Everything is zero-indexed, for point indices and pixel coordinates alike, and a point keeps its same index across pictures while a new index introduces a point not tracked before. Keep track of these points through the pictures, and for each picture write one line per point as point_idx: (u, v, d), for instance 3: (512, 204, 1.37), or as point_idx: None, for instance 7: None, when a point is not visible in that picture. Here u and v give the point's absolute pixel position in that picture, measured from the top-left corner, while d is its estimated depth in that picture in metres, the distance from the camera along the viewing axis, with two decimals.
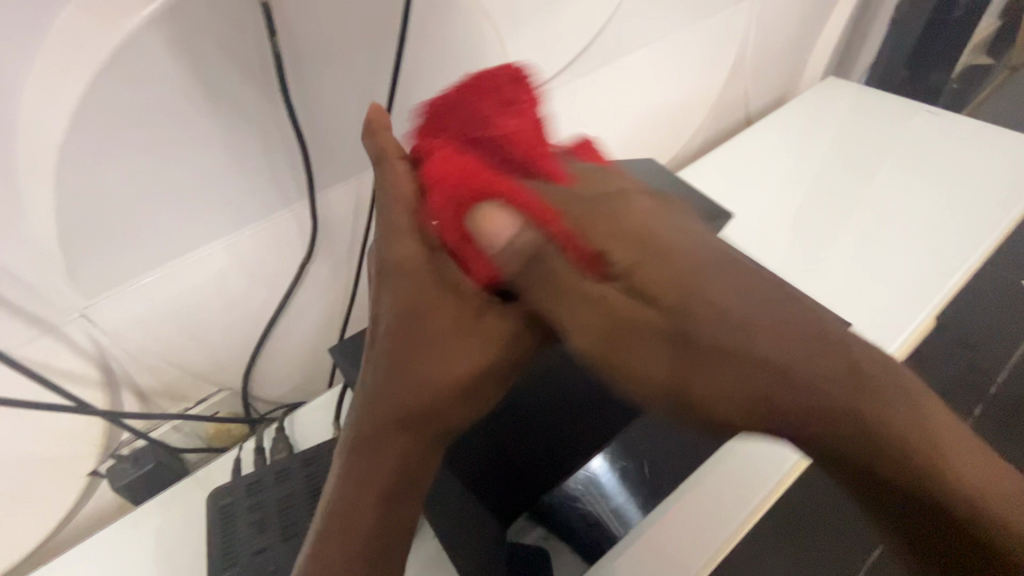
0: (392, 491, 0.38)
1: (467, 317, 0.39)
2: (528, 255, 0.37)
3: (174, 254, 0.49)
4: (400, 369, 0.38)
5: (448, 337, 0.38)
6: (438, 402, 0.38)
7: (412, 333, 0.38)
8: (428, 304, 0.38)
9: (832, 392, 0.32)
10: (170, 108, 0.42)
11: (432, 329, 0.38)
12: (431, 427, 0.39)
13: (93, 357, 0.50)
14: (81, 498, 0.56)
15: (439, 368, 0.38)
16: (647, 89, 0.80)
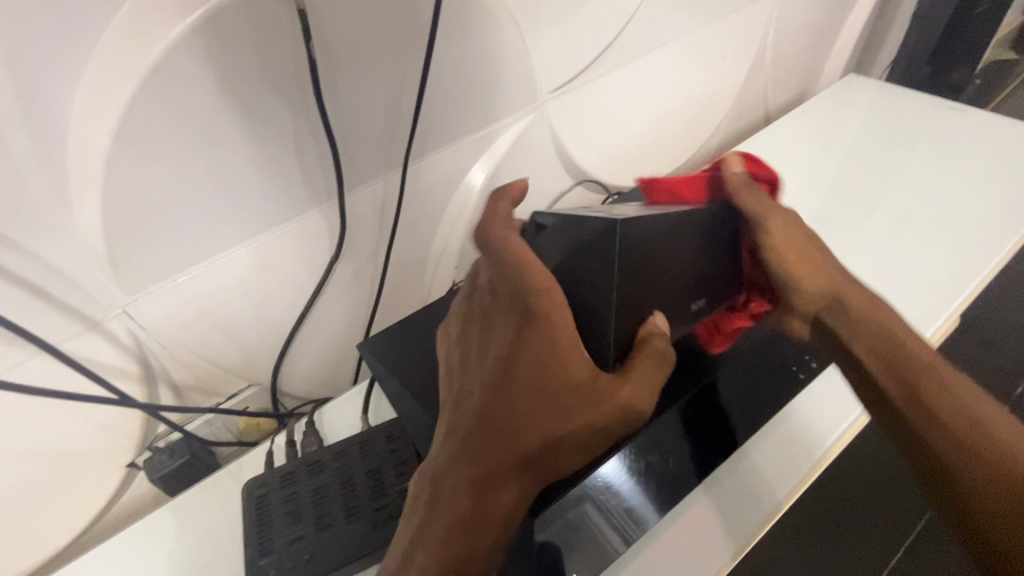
0: (466, 520, 0.36)
1: (577, 366, 0.37)
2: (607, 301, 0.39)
3: (210, 253, 0.51)
4: (511, 421, 0.37)
5: (543, 373, 0.37)
6: (531, 439, 0.37)
7: (512, 373, 0.38)
8: (544, 349, 0.37)
9: (892, 351, 0.45)
10: (211, 112, 0.43)
11: (532, 363, 0.37)
12: (515, 458, 0.37)
13: (134, 352, 0.52)
14: (119, 489, 0.58)
15: (542, 412, 0.37)
16: (667, 89, 0.80)
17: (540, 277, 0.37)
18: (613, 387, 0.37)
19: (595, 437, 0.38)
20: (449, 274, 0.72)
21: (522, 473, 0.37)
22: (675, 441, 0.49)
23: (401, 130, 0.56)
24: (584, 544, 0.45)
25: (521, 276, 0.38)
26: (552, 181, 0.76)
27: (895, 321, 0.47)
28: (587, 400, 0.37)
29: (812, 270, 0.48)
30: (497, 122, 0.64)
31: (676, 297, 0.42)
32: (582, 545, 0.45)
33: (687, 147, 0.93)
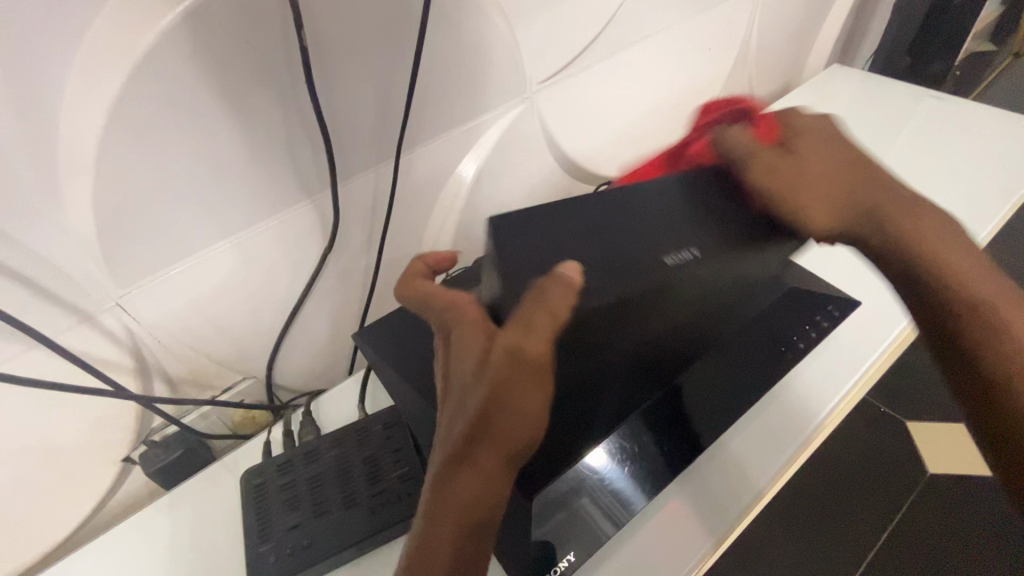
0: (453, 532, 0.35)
1: (484, 340, 0.35)
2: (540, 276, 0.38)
3: (203, 245, 0.51)
4: (454, 420, 0.36)
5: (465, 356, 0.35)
6: (467, 423, 0.35)
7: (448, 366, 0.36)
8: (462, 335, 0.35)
9: (863, 231, 0.46)
10: (201, 103, 0.43)
11: (459, 353, 0.35)
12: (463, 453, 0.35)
13: (127, 345, 0.52)
14: (115, 483, 0.58)
15: (470, 391, 0.34)
16: (655, 79, 0.81)
17: (440, 297, 0.38)
18: (521, 338, 0.33)
19: (525, 399, 0.34)
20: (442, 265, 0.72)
21: (468, 467, 0.35)
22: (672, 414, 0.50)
23: (393, 120, 0.56)
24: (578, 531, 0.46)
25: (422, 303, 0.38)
26: (543, 172, 0.76)
27: (931, 237, 0.46)
28: (493, 366, 0.34)
29: (854, 194, 0.46)
30: (488, 113, 0.65)
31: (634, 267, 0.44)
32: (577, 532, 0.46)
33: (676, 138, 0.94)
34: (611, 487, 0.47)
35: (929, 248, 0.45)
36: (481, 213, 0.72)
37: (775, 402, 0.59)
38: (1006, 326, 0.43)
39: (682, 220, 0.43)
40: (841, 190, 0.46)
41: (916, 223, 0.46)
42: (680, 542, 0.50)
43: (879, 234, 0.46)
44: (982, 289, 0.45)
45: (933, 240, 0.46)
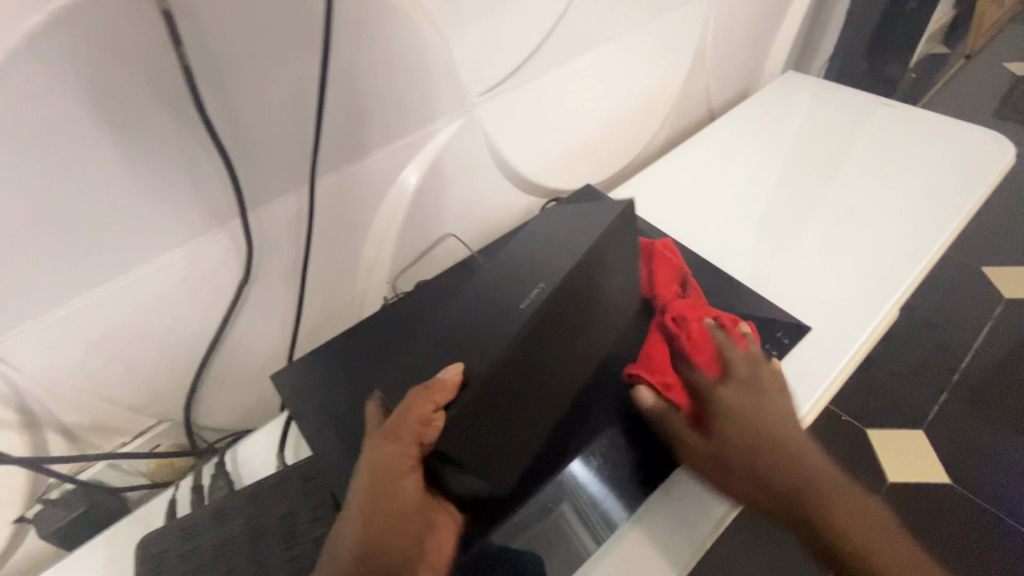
0: None
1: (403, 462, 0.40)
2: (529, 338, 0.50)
3: (92, 284, 0.45)
4: (392, 517, 0.40)
5: (383, 482, 0.40)
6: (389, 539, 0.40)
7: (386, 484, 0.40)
8: (381, 469, 0.40)
9: (737, 447, 0.46)
10: (71, 131, 0.38)
11: (378, 485, 0.40)
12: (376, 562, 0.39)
13: (9, 397, 0.46)
14: (8, 547, 0.52)
15: (389, 506, 0.40)
16: (607, 88, 0.78)
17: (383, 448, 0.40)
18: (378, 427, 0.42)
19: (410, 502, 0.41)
20: (381, 289, 0.67)
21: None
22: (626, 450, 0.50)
23: (310, 140, 0.51)
24: (551, 547, 0.45)
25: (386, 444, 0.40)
26: (489, 188, 0.73)
27: (800, 458, 0.46)
28: (390, 474, 0.40)
29: (768, 411, 0.48)
30: (422, 130, 0.61)
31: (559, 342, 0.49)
32: (550, 548, 0.45)
33: (632, 147, 0.91)
34: (588, 493, 0.47)
35: (813, 490, 0.45)
36: (423, 233, 0.68)
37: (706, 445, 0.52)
38: (825, 514, 0.44)
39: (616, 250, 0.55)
40: (773, 425, 0.47)
41: (789, 455, 0.46)
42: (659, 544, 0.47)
43: (748, 471, 0.46)
44: (844, 509, 0.44)
45: (802, 475, 0.45)
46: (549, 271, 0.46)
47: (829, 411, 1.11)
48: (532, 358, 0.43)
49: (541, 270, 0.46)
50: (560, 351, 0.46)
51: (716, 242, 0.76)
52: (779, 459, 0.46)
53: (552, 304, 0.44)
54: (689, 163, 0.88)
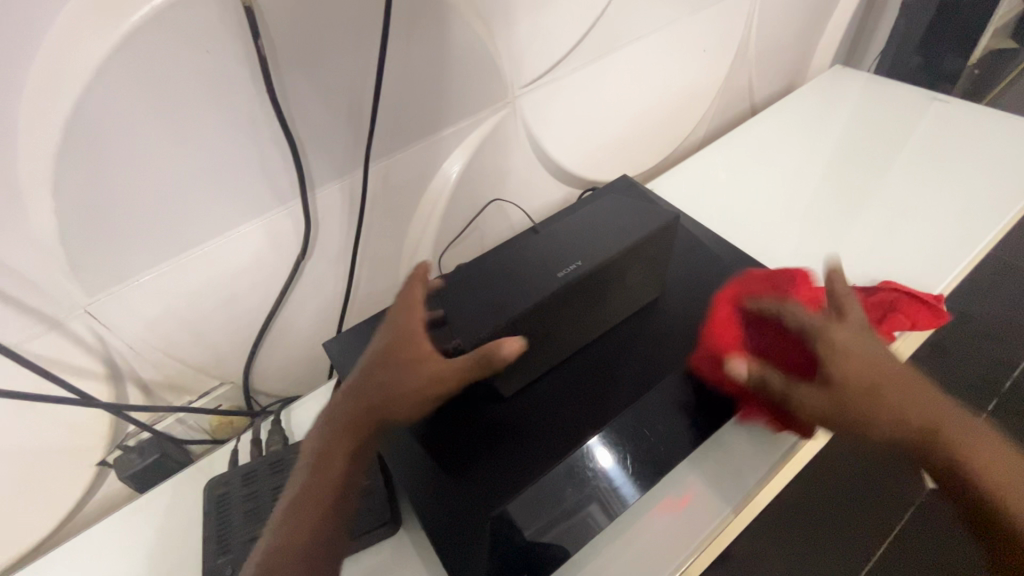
0: (308, 493, 0.42)
1: (421, 382, 0.42)
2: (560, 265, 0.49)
3: (173, 253, 0.51)
4: (364, 411, 0.43)
5: (394, 377, 0.43)
6: (356, 424, 0.43)
7: (388, 382, 0.43)
8: (402, 366, 0.43)
9: (879, 395, 0.44)
10: (161, 116, 0.43)
11: (387, 385, 0.43)
12: (352, 437, 0.43)
13: (99, 351, 0.52)
14: (92, 487, 0.58)
15: (383, 400, 0.43)
16: (648, 81, 0.80)
17: (414, 350, 0.43)
18: (417, 328, 0.44)
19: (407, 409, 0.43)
20: (424, 270, 0.71)
21: (346, 457, 0.43)
22: (663, 417, 0.50)
23: (365, 128, 0.55)
24: (568, 526, 0.46)
25: (405, 353, 0.43)
26: (529, 177, 0.75)
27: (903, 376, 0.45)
28: (414, 377, 0.43)
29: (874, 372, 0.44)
30: (466, 119, 0.64)
31: (579, 292, 0.49)
32: (567, 524, 0.46)
33: (672, 139, 0.92)
34: (609, 482, 0.47)
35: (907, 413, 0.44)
36: (464, 218, 0.72)
37: (698, 462, 0.55)
38: (951, 451, 0.42)
39: (633, 200, 0.58)
40: (891, 376, 0.45)
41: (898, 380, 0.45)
42: (663, 545, 0.50)
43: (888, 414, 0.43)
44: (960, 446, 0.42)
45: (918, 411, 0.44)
46: (596, 242, 0.52)
47: None
48: (569, 307, 0.49)
49: (589, 247, 0.51)
50: (582, 314, 0.51)
51: (751, 236, 0.77)
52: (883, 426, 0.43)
53: (593, 272, 0.49)
54: (729, 157, 0.88)
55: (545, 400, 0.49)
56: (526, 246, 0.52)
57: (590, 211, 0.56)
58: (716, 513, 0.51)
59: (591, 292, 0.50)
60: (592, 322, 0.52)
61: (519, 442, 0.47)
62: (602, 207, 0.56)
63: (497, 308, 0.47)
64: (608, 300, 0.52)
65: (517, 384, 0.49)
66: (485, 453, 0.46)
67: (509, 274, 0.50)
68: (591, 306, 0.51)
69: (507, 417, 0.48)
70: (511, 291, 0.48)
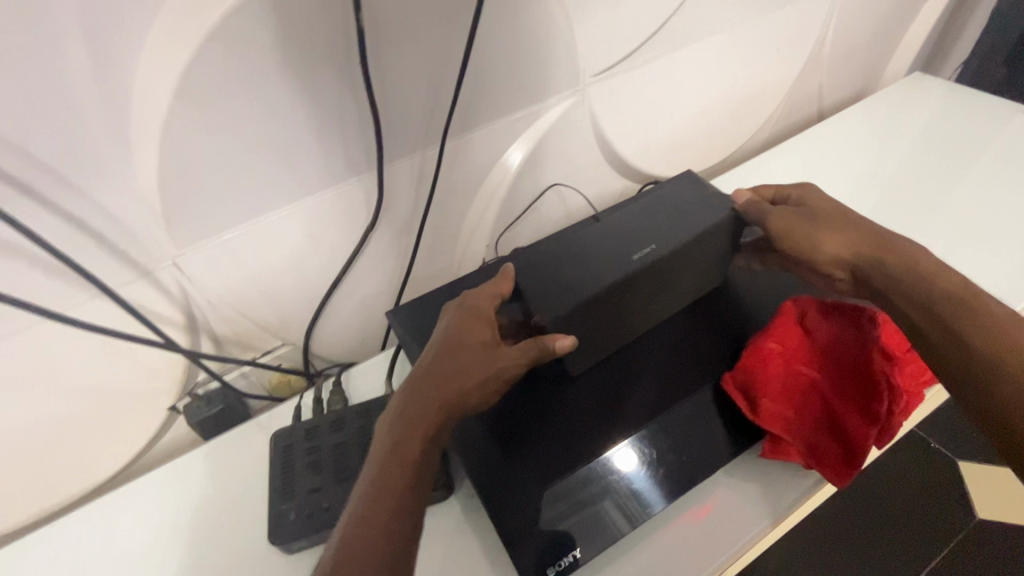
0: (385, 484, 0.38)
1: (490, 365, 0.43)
2: (632, 248, 0.48)
3: (255, 214, 0.53)
4: (435, 388, 0.41)
5: (462, 359, 0.43)
6: (427, 405, 0.41)
7: (461, 363, 0.42)
8: (468, 350, 0.43)
9: (919, 281, 0.45)
10: (260, 82, 0.46)
11: (457, 365, 0.42)
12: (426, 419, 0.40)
13: (181, 302, 0.55)
14: (161, 429, 0.62)
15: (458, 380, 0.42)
16: (718, 78, 0.78)
17: (482, 335, 0.44)
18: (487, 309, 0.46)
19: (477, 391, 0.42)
20: (480, 252, 0.73)
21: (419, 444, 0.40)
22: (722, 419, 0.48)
23: (442, 106, 0.57)
24: (586, 519, 0.43)
25: (470, 340, 0.44)
26: (589, 167, 0.75)
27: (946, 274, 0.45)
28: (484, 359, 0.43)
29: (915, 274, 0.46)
30: (537, 104, 0.64)
31: (650, 277, 0.47)
32: (585, 517, 0.43)
33: (735, 140, 0.90)
34: (631, 484, 0.44)
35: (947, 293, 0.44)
36: (523, 203, 0.72)
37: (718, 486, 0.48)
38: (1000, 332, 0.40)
39: (705, 189, 0.55)
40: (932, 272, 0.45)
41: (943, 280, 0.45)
42: (696, 547, 0.45)
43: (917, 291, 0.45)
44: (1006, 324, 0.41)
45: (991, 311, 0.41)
46: (664, 228, 0.50)
47: (914, 436, 1.05)
48: (639, 293, 0.47)
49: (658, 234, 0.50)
50: (649, 300, 0.48)
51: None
52: (931, 296, 0.44)
53: (665, 258, 0.47)
54: (793, 160, 0.86)
55: (600, 387, 0.48)
56: (601, 231, 0.50)
57: (661, 199, 0.55)
58: (742, 535, 0.45)
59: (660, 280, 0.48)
60: (656, 310, 0.50)
61: (572, 427, 0.46)
62: (674, 198, 0.55)
63: (567, 285, 0.46)
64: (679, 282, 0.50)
65: (583, 361, 0.48)
66: (539, 437, 0.45)
67: (577, 254, 0.48)
68: (659, 292, 0.49)
69: (564, 402, 0.47)
70: (580, 271, 0.47)
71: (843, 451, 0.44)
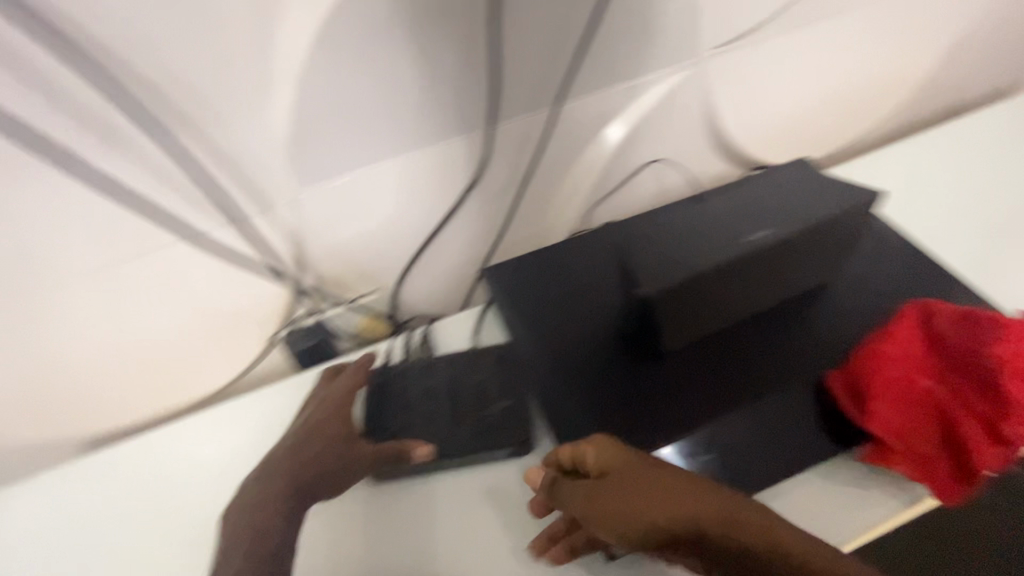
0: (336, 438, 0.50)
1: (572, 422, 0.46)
2: (731, 236, 0.52)
3: (369, 160, 0.57)
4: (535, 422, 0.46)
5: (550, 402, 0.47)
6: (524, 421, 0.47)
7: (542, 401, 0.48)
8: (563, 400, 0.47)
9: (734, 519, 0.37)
10: (387, 31, 0.49)
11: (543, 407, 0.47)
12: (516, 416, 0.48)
13: (292, 240, 0.59)
14: (261, 356, 0.67)
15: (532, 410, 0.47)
16: (844, 61, 0.73)
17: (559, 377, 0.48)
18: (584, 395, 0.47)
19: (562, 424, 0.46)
20: (571, 223, 0.72)
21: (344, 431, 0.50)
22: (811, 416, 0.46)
23: (552, 68, 0.57)
24: None
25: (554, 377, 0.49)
26: (694, 146, 0.72)
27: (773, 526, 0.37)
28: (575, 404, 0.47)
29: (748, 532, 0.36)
30: (648, 74, 0.63)
31: (741, 263, 0.50)
32: None
33: (855, 132, 0.83)
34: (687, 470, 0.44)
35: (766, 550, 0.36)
36: (620, 177, 0.71)
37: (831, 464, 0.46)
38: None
39: (827, 195, 0.55)
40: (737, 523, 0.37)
41: (761, 529, 0.36)
42: None
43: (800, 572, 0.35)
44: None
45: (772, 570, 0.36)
46: (769, 222, 0.52)
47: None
48: (733, 275, 0.49)
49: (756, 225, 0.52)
50: (747, 286, 0.49)
51: (946, 236, 0.65)
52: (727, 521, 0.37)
53: (760, 248, 0.50)
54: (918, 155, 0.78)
55: (696, 363, 0.48)
56: (699, 220, 0.56)
57: (772, 200, 0.57)
58: (856, 514, 0.44)
59: (753, 267, 0.50)
60: (759, 298, 0.50)
61: (657, 399, 0.46)
62: (788, 202, 0.56)
63: (671, 262, 0.51)
64: (779, 271, 0.50)
65: (679, 337, 0.49)
66: (625, 409, 0.46)
67: (678, 240, 0.54)
68: (755, 279, 0.50)
69: (654, 374, 0.47)
70: (677, 258, 0.51)
71: (955, 468, 0.41)
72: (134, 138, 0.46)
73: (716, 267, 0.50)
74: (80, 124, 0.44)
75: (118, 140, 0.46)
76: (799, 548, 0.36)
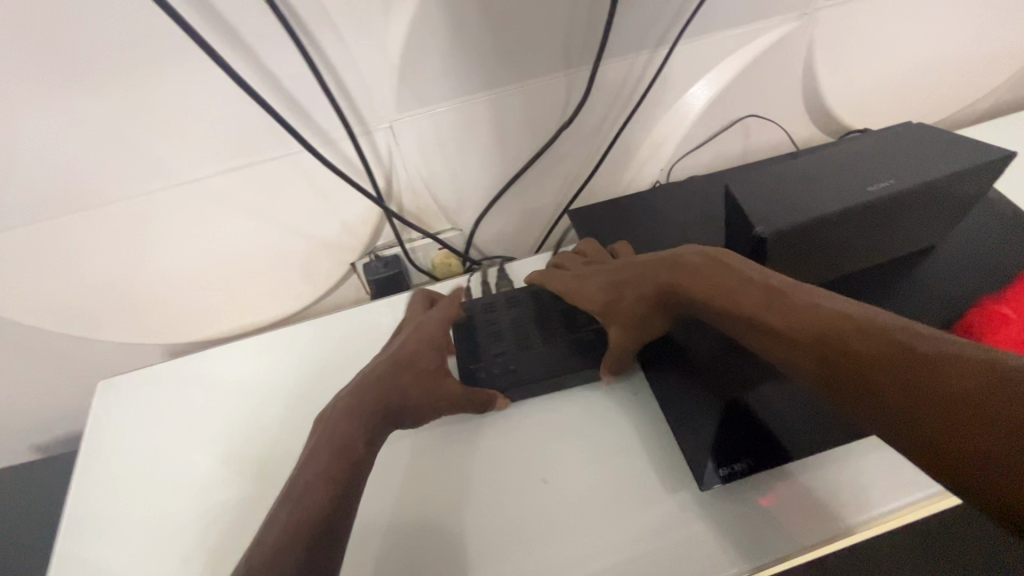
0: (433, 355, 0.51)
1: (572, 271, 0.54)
2: (862, 179, 0.44)
3: (469, 91, 0.57)
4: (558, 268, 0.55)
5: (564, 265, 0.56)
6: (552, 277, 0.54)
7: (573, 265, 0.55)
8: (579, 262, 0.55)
9: (743, 294, 0.40)
10: None
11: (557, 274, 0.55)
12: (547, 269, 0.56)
13: (385, 166, 0.60)
14: (339, 281, 0.69)
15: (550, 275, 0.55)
16: (960, 26, 0.69)
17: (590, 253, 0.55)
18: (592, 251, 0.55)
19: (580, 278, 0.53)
20: (651, 176, 0.71)
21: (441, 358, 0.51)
22: None
23: (663, 8, 0.56)
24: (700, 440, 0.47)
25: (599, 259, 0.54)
26: (787, 106, 0.70)
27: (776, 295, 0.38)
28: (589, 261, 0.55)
29: (755, 299, 0.39)
30: (755, 25, 0.61)
31: (873, 213, 0.44)
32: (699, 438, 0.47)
33: (955, 108, 0.79)
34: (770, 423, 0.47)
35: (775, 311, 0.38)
36: (707, 133, 0.69)
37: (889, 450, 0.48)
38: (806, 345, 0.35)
39: (959, 135, 0.48)
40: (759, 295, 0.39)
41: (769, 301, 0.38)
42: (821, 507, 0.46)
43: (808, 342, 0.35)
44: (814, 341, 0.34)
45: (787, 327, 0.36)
46: (907, 163, 0.45)
47: None
48: (858, 227, 0.44)
49: (889, 168, 0.45)
50: (861, 239, 0.46)
51: None
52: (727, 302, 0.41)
53: (900, 197, 0.43)
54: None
55: None
56: (828, 163, 0.47)
57: (903, 138, 0.49)
58: (905, 495, 0.46)
59: (883, 221, 0.45)
60: (862, 255, 0.48)
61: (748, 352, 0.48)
62: (927, 139, 0.48)
63: (789, 203, 0.43)
64: (897, 230, 0.47)
65: None
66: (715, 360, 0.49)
67: (809, 178, 0.45)
68: (872, 234, 0.46)
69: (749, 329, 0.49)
70: (796, 197, 0.44)
71: None
72: (255, 46, 0.48)
73: (843, 210, 0.42)
74: (209, 28, 0.46)
75: (241, 45, 0.47)
76: (803, 310, 0.36)
